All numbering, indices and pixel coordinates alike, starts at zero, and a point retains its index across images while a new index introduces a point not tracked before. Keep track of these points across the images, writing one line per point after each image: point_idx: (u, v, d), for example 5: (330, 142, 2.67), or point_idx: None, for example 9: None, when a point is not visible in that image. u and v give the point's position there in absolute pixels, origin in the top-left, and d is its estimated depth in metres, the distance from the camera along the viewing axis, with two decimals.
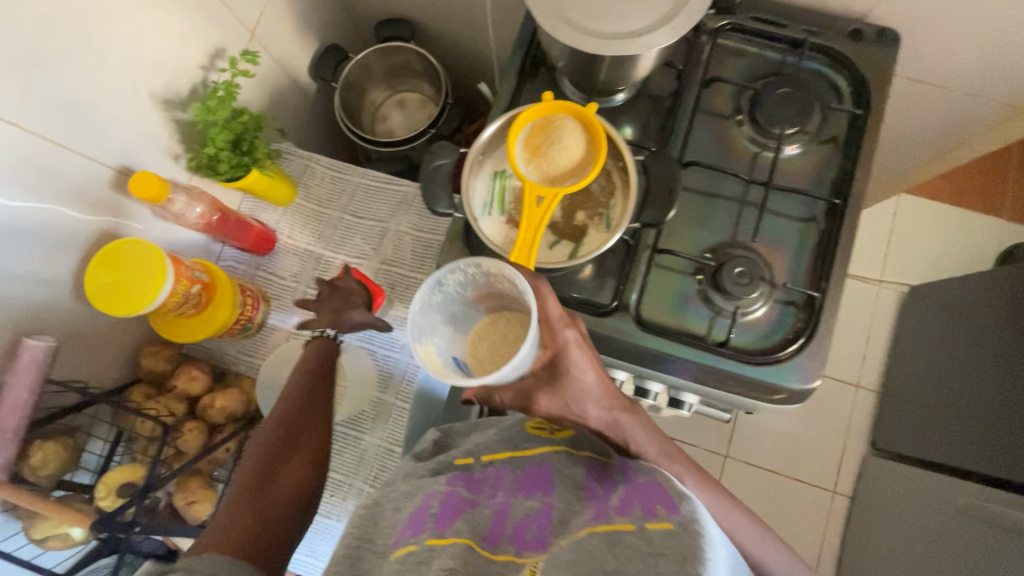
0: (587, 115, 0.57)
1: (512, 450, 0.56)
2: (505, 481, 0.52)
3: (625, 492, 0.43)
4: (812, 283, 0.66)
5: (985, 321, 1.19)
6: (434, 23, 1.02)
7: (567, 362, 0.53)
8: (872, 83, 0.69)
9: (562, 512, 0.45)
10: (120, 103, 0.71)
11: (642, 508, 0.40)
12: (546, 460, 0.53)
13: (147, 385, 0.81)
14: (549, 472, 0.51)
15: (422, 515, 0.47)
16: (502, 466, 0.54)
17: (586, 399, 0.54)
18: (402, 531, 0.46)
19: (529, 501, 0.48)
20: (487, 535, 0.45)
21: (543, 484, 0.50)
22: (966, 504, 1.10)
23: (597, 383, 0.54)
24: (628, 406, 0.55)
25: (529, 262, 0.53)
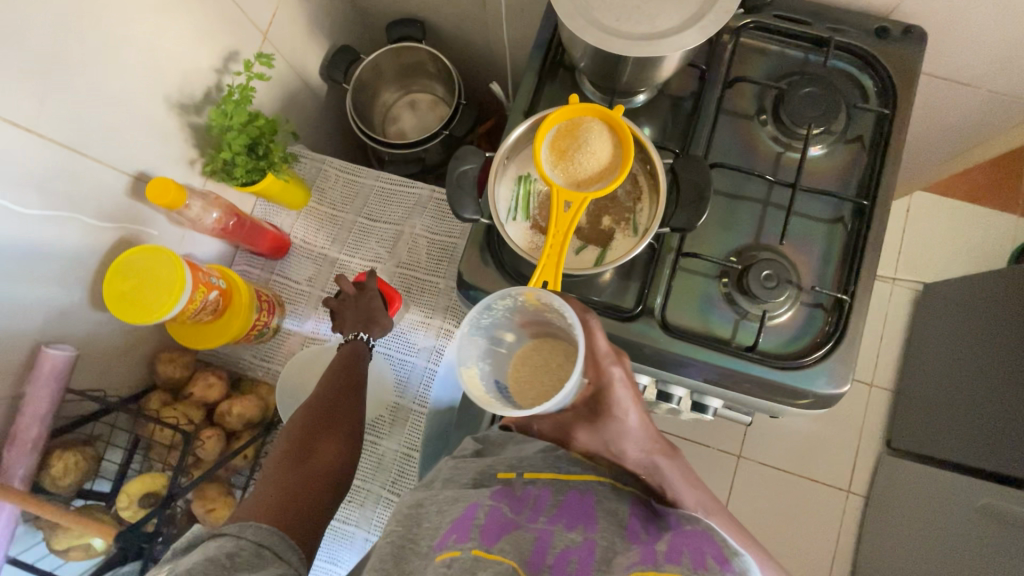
0: (614, 117, 0.56)
1: (553, 472, 0.54)
2: (546, 507, 0.50)
3: (674, 538, 0.44)
4: (840, 286, 0.65)
5: (1002, 319, 1.18)
6: (446, 23, 1.01)
7: (614, 407, 0.53)
8: (898, 81, 0.68)
9: (605, 548, 0.44)
10: (136, 108, 0.71)
11: (696, 559, 0.42)
12: (590, 490, 0.52)
13: (165, 392, 0.81)
14: (591, 502, 0.50)
15: (466, 524, 0.46)
16: (543, 487, 0.52)
17: (629, 442, 0.55)
18: (445, 535, 0.45)
19: (570, 532, 0.46)
20: (530, 560, 0.43)
21: (583, 514, 0.49)
22: (986, 504, 1.09)
23: (640, 426, 0.55)
24: (668, 451, 0.56)
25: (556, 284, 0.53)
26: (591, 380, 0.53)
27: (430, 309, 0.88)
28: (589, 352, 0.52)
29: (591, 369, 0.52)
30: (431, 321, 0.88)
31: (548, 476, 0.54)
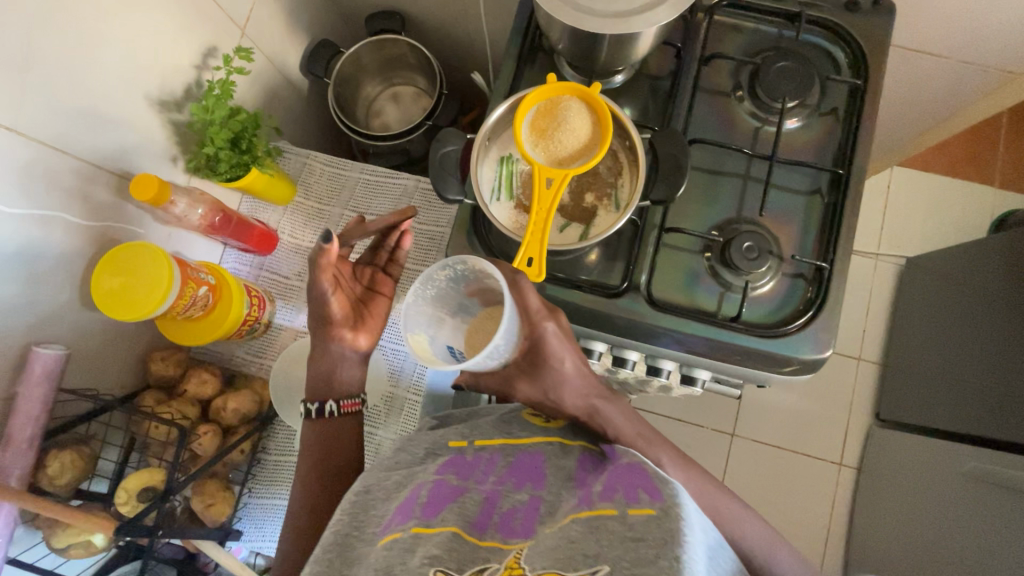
0: (591, 95, 0.57)
1: (504, 437, 0.57)
2: (498, 466, 0.54)
3: (609, 478, 0.45)
4: (820, 255, 0.67)
5: (986, 287, 1.21)
6: (425, 14, 1.01)
7: (550, 356, 0.53)
8: (869, 52, 0.69)
9: (550, 502, 0.48)
10: (116, 106, 0.70)
11: (626, 493, 0.42)
12: (539, 450, 0.55)
13: (160, 391, 0.81)
14: (540, 462, 0.53)
15: (408, 503, 0.48)
16: (494, 452, 0.56)
17: (567, 388, 0.55)
18: (390, 519, 0.47)
19: (518, 491, 0.50)
20: (477, 522, 0.47)
21: (534, 474, 0.52)
22: (974, 468, 1.12)
23: (578, 371, 0.55)
24: (605, 394, 0.56)
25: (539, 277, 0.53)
26: (528, 334, 0.52)
27: None
28: (522, 308, 0.52)
29: (524, 324, 0.52)
30: None
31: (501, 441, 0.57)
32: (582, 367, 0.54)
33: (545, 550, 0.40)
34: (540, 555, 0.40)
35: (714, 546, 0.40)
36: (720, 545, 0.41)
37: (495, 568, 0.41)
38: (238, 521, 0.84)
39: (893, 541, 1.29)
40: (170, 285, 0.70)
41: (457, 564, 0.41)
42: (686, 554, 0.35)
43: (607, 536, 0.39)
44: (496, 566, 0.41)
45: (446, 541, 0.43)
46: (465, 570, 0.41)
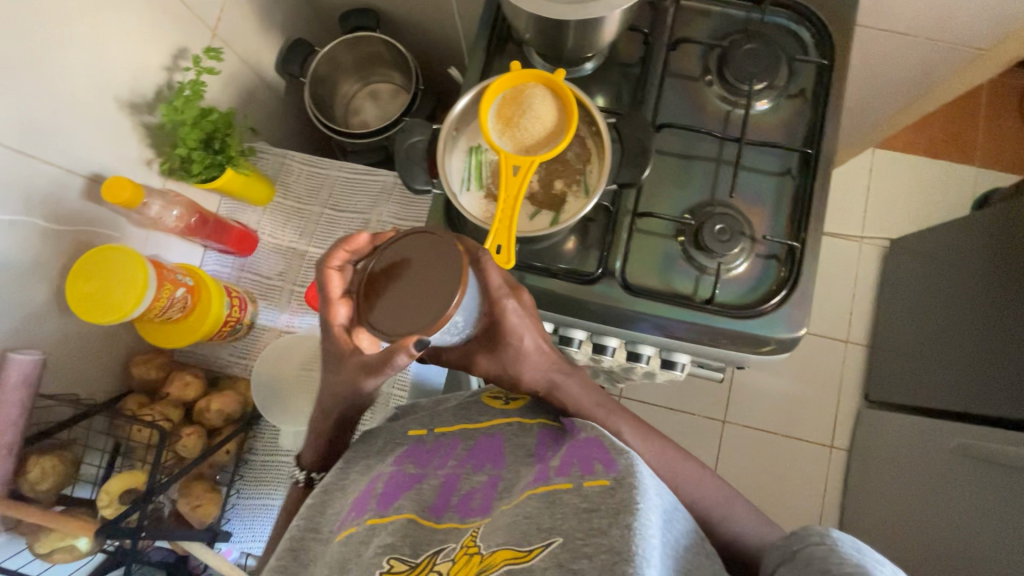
0: (556, 82, 0.57)
1: (463, 423, 0.58)
2: (458, 449, 0.55)
3: (567, 453, 0.48)
4: (791, 235, 0.67)
5: (969, 265, 1.22)
6: (399, 10, 1.01)
7: (508, 335, 0.56)
8: (835, 32, 0.70)
9: (508, 480, 0.50)
10: (86, 110, 0.70)
11: (581, 467, 0.45)
12: (498, 431, 0.56)
13: (143, 394, 0.81)
14: (499, 442, 0.55)
15: (363, 498, 0.49)
16: (454, 437, 0.57)
17: (525, 365, 0.58)
18: (346, 514, 0.49)
19: (477, 472, 0.52)
20: (433, 506, 0.49)
21: (493, 454, 0.54)
22: (961, 444, 1.13)
23: (537, 348, 0.58)
24: (563, 369, 0.60)
25: (507, 261, 0.55)
26: (488, 314, 0.56)
27: None
28: (484, 286, 0.53)
29: (485, 301, 0.54)
30: None
31: (461, 424, 0.58)
32: (540, 344, 0.58)
33: (500, 526, 0.43)
34: (494, 531, 0.43)
35: (672, 511, 0.43)
36: (676, 509, 0.44)
37: (451, 548, 0.44)
38: (227, 523, 0.83)
39: (885, 520, 1.30)
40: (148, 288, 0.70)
41: (412, 548, 0.44)
42: (639, 523, 0.38)
43: (562, 508, 0.42)
44: (453, 545, 0.44)
45: (401, 528, 0.46)
46: (421, 553, 0.44)
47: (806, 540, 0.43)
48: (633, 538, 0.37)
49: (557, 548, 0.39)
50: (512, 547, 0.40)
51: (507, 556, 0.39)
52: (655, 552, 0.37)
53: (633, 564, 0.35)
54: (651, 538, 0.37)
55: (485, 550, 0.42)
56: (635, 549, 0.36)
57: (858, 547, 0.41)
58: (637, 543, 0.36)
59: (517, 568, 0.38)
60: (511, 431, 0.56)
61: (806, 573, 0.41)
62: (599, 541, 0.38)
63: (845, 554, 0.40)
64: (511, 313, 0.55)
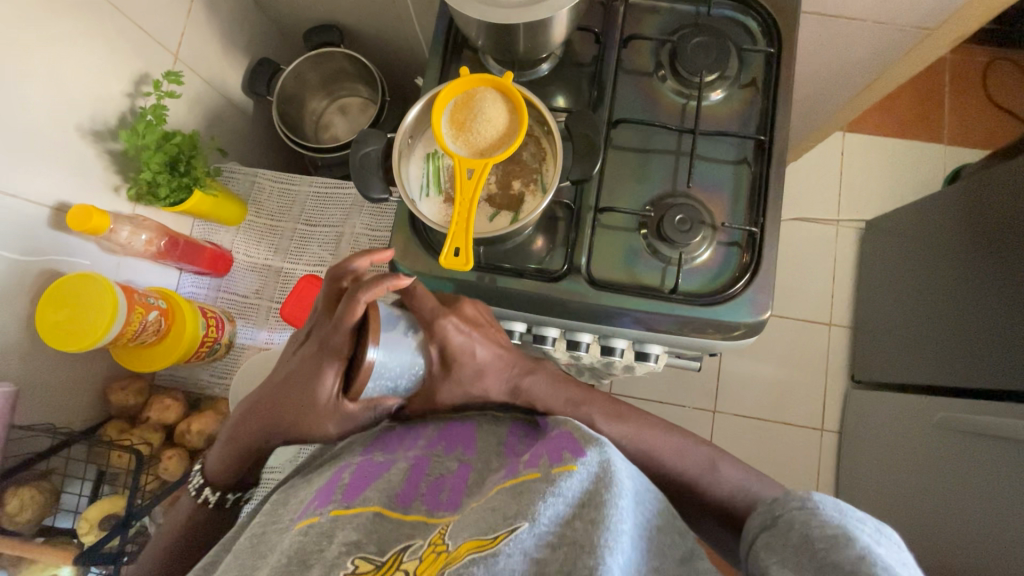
0: (505, 85, 0.58)
1: (436, 411, 0.61)
2: (426, 433, 0.57)
3: (537, 447, 0.48)
4: (751, 221, 0.69)
5: (945, 241, 1.24)
6: (361, 22, 1.03)
7: (459, 354, 0.58)
8: (780, 22, 0.72)
9: (476, 476, 0.51)
10: (46, 140, 0.71)
11: (550, 456, 0.45)
12: (470, 420, 0.58)
13: (122, 420, 0.82)
14: (470, 430, 0.57)
15: (329, 488, 0.49)
16: (424, 424, 0.59)
17: (484, 377, 0.60)
18: (309, 503, 0.48)
19: (447, 457, 0.53)
20: (401, 494, 0.49)
21: (463, 439, 0.55)
22: (947, 418, 1.15)
23: (492, 358, 0.60)
24: (526, 370, 0.61)
25: (466, 262, 0.55)
26: (438, 341, 0.58)
27: None
28: (419, 316, 0.58)
29: (425, 330, 0.58)
30: None
31: (432, 414, 0.61)
32: (493, 353, 0.59)
33: (468, 522, 0.42)
34: (462, 529, 0.42)
35: (641, 493, 0.43)
36: (648, 488, 0.44)
37: (419, 544, 0.44)
38: None
39: (880, 499, 1.31)
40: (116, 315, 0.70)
41: (377, 547, 0.44)
42: (609, 517, 0.38)
43: (530, 496, 0.41)
44: (420, 543, 0.43)
45: (366, 523, 0.45)
46: (387, 552, 0.43)
47: (787, 506, 0.44)
48: (602, 531, 0.37)
49: (522, 533, 0.38)
50: (478, 538, 0.39)
51: (472, 546, 0.38)
52: (624, 538, 0.38)
53: (597, 556, 0.36)
54: (619, 526, 0.38)
55: (453, 546, 0.41)
56: (603, 541, 0.37)
57: (838, 508, 0.41)
58: (604, 535, 0.37)
59: (480, 556, 0.37)
60: (480, 422, 0.58)
61: (788, 539, 0.41)
62: (563, 532, 0.39)
63: (825, 517, 0.40)
64: (452, 331, 0.57)
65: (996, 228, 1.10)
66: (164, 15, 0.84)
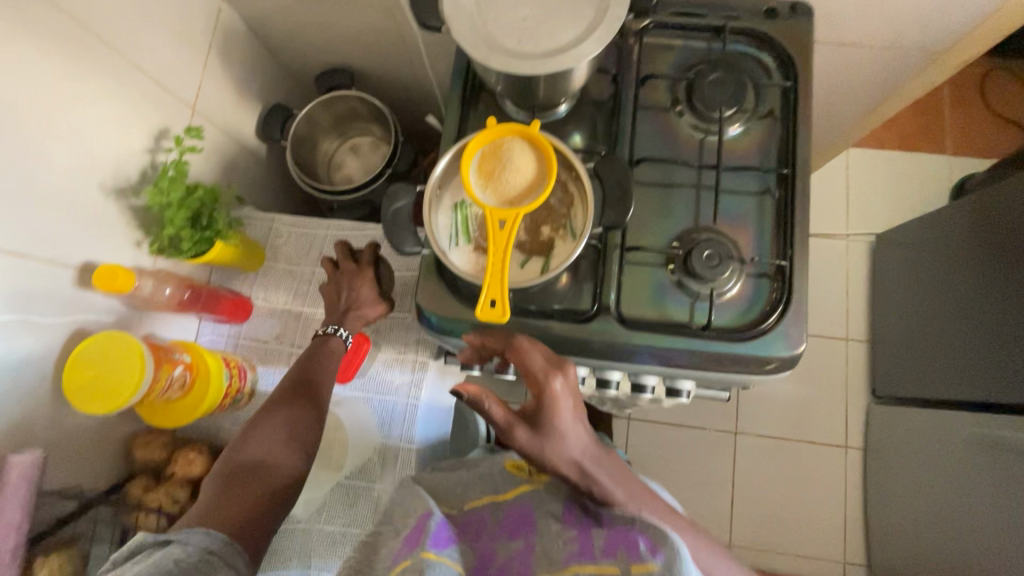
0: (532, 134, 0.59)
1: (491, 496, 0.63)
2: (489, 524, 0.58)
3: (610, 533, 0.49)
4: (778, 254, 0.69)
5: (958, 255, 1.23)
6: (372, 64, 1.04)
7: (555, 416, 0.55)
8: (794, 55, 0.72)
9: (544, 546, 0.52)
10: (72, 202, 0.71)
11: (627, 551, 0.46)
12: (525, 503, 0.60)
13: (147, 476, 0.80)
14: (527, 513, 0.58)
15: (417, 532, 0.51)
16: (483, 511, 0.61)
17: (566, 445, 0.55)
18: (400, 548, 0.50)
19: (512, 541, 0.55)
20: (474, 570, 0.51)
21: (523, 524, 0.57)
22: (975, 434, 1.13)
23: (578, 436, 0.56)
24: (600, 455, 0.57)
25: (502, 313, 0.55)
26: (535, 393, 0.57)
27: (402, 344, 0.88)
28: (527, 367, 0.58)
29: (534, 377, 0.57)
30: (405, 355, 0.88)
31: (487, 500, 0.63)
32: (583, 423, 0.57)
33: None
34: None
35: None
36: None
37: None
38: None
39: (909, 518, 1.29)
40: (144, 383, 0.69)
41: None
42: None
43: None
44: None
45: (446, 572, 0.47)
46: None
47: None
48: None
49: None
50: None
51: None
52: None
53: None
54: None
55: None
56: None
57: None
58: None
59: None
60: (535, 501, 0.60)
61: None
62: None
63: None
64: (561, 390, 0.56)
65: (1009, 239, 1.11)
66: (181, 70, 0.86)
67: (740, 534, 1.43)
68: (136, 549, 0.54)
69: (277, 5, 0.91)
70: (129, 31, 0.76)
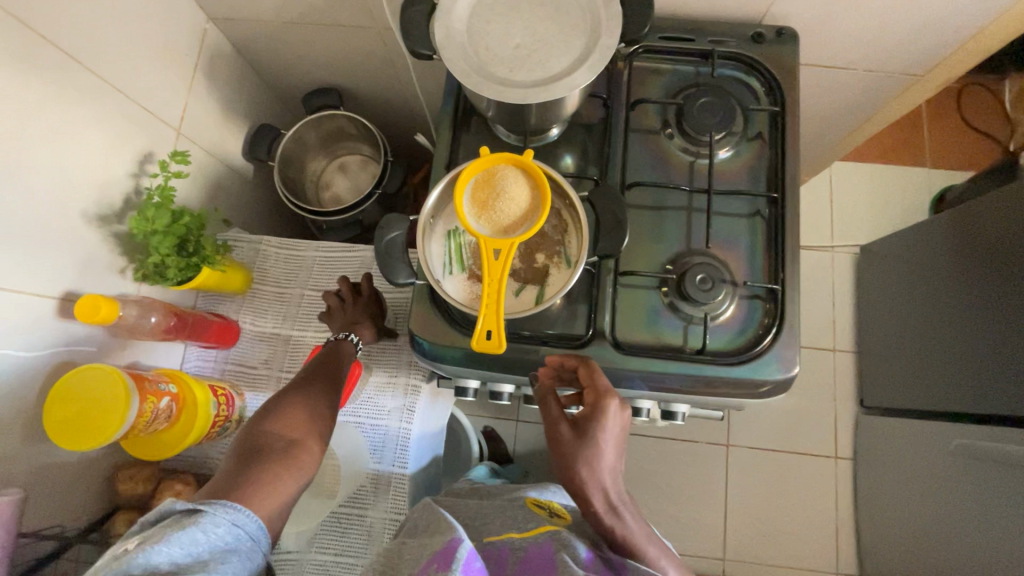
0: (525, 162, 0.58)
1: (514, 532, 0.64)
2: (508, 563, 0.58)
3: None
4: (770, 276, 0.69)
5: (942, 268, 1.26)
6: (360, 83, 1.04)
7: (603, 438, 0.57)
8: (780, 78, 0.74)
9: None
10: (54, 232, 0.69)
11: None
12: (546, 540, 0.60)
13: (132, 511, 0.78)
14: (549, 552, 0.58)
15: (448, 554, 0.52)
16: (503, 546, 0.61)
17: (605, 467, 0.56)
18: (429, 566, 0.51)
19: None
20: None
21: (545, 562, 0.56)
22: (962, 445, 1.15)
23: (615, 465, 0.57)
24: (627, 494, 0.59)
25: (499, 343, 0.55)
26: (589, 403, 0.58)
27: (394, 367, 0.87)
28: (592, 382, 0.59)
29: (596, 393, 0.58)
30: (397, 379, 0.86)
31: (508, 535, 0.63)
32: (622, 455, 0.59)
33: None
34: None
35: None
36: None
37: None
38: None
39: (900, 528, 1.30)
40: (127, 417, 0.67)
41: None
42: None
43: None
44: None
45: None
46: None
47: None
48: None
49: None
50: None
51: None
52: None
53: None
54: None
55: None
56: None
57: None
58: None
59: None
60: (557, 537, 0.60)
61: None
62: None
63: None
64: (616, 419, 0.58)
65: (992, 252, 1.13)
66: (166, 93, 0.84)
67: (734, 548, 1.43)
68: (164, 513, 0.50)
69: (264, 26, 0.91)
70: (113, 54, 0.75)
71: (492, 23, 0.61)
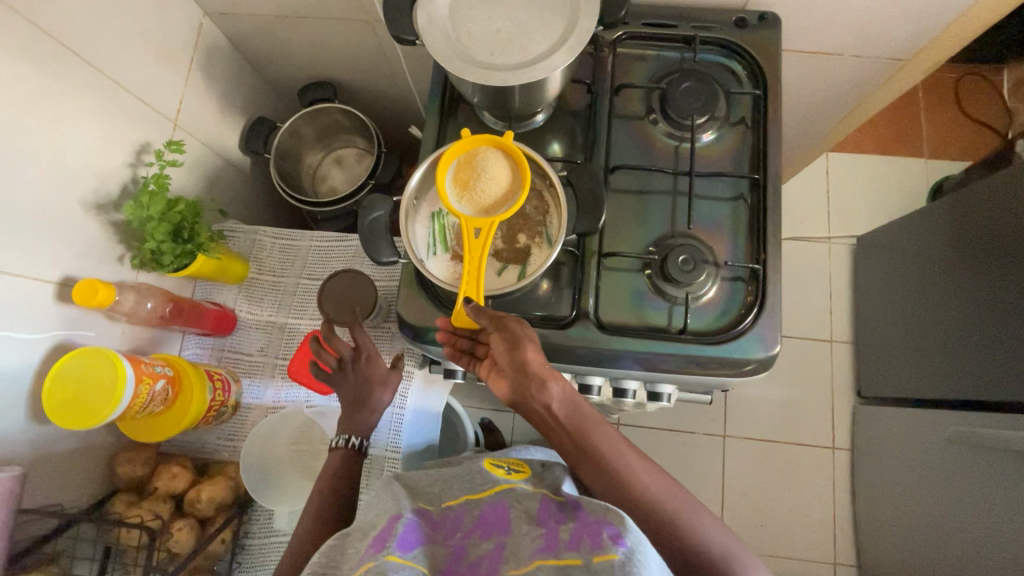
0: (506, 143, 0.60)
1: (469, 494, 0.60)
2: (465, 521, 0.56)
3: (576, 526, 0.49)
4: (752, 257, 0.70)
5: (938, 256, 1.26)
6: (354, 76, 1.05)
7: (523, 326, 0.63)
8: (763, 63, 0.74)
9: (513, 544, 0.52)
10: (53, 218, 0.71)
11: (591, 541, 0.46)
12: (501, 499, 0.58)
13: (130, 493, 0.81)
14: (505, 508, 0.56)
15: (383, 535, 0.52)
16: (460, 509, 0.58)
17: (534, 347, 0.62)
18: (366, 550, 0.50)
19: (485, 541, 0.54)
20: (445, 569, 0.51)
21: (499, 522, 0.55)
22: (957, 433, 1.15)
23: None
24: None
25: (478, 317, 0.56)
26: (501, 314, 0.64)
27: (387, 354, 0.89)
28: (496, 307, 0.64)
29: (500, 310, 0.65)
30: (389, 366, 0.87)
31: (463, 496, 0.60)
32: None
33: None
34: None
35: None
36: None
37: None
38: None
39: (897, 517, 1.30)
40: (122, 399, 0.69)
41: None
42: None
43: None
44: None
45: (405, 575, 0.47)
46: None
47: None
48: None
49: None
50: None
51: None
52: None
53: None
54: None
55: None
56: None
57: None
58: None
59: None
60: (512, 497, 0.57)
61: None
62: None
63: None
64: None
65: (986, 238, 1.13)
66: (163, 86, 0.87)
67: None
68: None
69: (258, 20, 0.93)
70: (111, 47, 0.77)
71: (474, 10, 0.63)
